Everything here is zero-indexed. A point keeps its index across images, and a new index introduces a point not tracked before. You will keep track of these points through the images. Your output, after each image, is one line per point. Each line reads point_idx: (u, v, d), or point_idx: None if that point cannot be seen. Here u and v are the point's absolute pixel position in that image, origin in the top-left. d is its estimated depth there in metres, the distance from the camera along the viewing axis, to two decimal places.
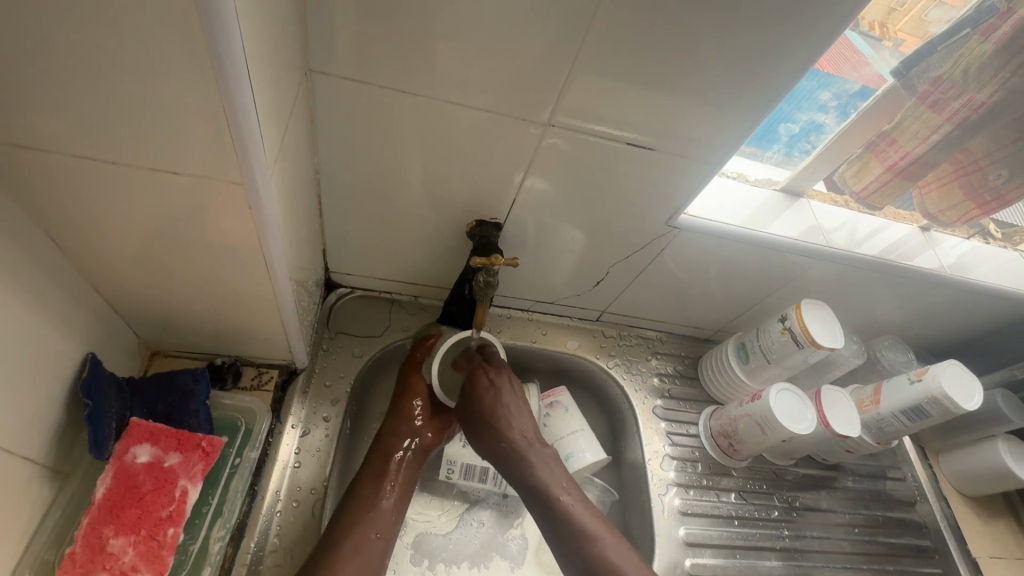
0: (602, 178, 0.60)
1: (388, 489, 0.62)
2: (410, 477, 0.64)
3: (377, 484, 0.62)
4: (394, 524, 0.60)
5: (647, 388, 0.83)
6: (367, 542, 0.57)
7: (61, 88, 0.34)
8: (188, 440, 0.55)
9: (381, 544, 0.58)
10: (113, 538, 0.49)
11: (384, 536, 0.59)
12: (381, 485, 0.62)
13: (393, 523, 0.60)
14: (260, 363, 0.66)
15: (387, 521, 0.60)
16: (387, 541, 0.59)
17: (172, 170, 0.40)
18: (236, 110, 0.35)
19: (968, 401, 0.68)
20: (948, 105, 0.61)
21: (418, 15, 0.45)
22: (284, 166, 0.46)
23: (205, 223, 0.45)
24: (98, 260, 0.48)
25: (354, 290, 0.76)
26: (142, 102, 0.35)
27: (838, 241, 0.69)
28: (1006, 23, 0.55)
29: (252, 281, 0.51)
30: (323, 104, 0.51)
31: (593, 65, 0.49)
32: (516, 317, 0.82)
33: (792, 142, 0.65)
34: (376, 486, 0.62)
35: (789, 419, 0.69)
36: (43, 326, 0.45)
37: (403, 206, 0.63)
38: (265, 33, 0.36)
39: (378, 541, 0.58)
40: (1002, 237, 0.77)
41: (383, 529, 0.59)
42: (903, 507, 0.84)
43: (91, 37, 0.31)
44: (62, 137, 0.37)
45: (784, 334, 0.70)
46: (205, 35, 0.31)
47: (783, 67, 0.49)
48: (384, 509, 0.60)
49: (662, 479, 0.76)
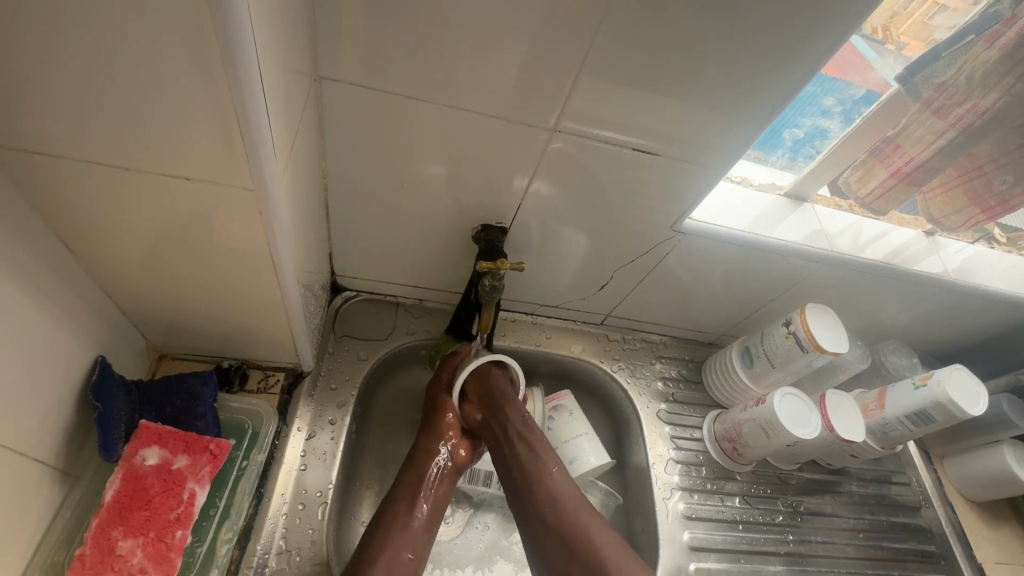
0: (607, 183, 0.60)
1: (421, 506, 0.61)
2: (442, 494, 0.63)
3: (411, 501, 0.61)
4: (426, 543, 0.59)
5: (651, 392, 0.83)
6: (401, 562, 0.56)
7: (75, 93, 0.34)
8: (196, 443, 0.56)
9: (415, 563, 0.57)
10: (122, 540, 0.50)
11: (416, 556, 0.58)
12: (415, 502, 0.61)
13: (426, 541, 0.59)
14: (267, 365, 0.67)
15: (420, 539, 0.59)
16: (419, 561, 0.58)
17: (183, 175, 0.40)
18: (248, 116, 0.36)
19: (973, 407, 0.68)
20: (954, 110, 0.61)
21: (426, 21, 0.45)
22: (292, 171, 0.46)
23: (215, 227, 0.45)
24: (108, 263, 0.48)
25: (359, 294, 0.77)
26: (155, 108, 0.35)
27: (843, 246, 0.69)
28: (1010, 30, 0.55)
29: (260, 285, 0.52)
30: (330, 109, 0.52)
31: (598, 72, 0.49)
32: (520, 321, 0.82)
33: (796, 147, 0.65)
34: (410, 501, 0.61)
35: (794, 423, 0.70)
36: (53, 328, 0.46)
37: (409, 210, 0.63)
38: (276, 41, 0.37)
39: (411, 561, 0.57)
40: (1007, 241, 0.77)
41: (416, 547, 0.58)
42: (908, 512, 0.83)
43: (105, 43, 0.32)
44: (76, 142, 0.37)
45: (788, 338, 0.70)
46: (219, 42, 0.32)
47: (787, 73, 0.49)
48: (417, 526, 0.60)
49: (666, 483, 0.76)
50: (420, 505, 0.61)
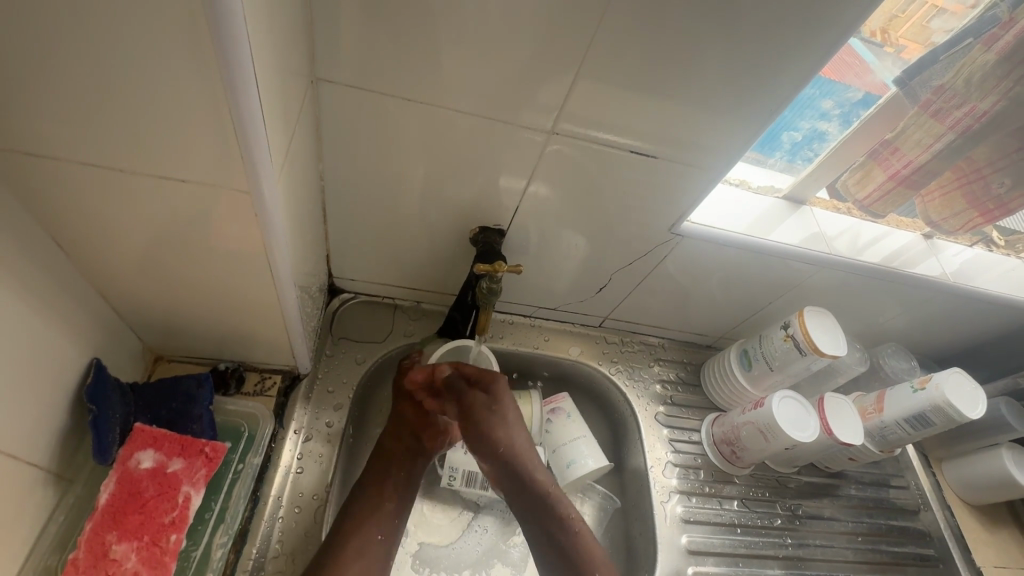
0: (604, 185, 0.60)
1: (389, 490, 0.65)
2: (410, 478, 0.67)
3: (379, 486, 0.65)
4: (397, 524, 0.64)
5: (649, 395, 0.83)
6: (372, 543, 0.61)
7: (71, 96, 0.34)
8: (190, 446, 0.55)
9: (386, 544, 0.62)
10: (116, 544, 0.49)
11: (388, 537, 0.62)
12: (383, 487, 0.65)
13: (395, 522, 0.64)
14: (263, 368, 0.66)
15: (390, 520, 0.63)
16: (390, 541, 0.62)
17: (179, 177, 0.40)
18: (243, 118, 0.35)
19: (970, 410, 0.68)
20: (951, 113, 0.61)
21: (422, 23, 0.45)
22: (289, 173, 0.46)
23: (210, 230, 0.45)
24: (103, 265, 0.48)
25: (357, 296, 0.77)
26: (149, 109, 0.35)
27: (841, 249, 0.69)
28: (1008, 33, 0.55)
29: (257, 288, 0.52)
30: (327, 112, 0.52)
31: (595, 75, 0.49)
32: (518, 323, 0.82)
33: (794, 150, 0.65)
34: (378, 487, 0.65)
35: (793, 426, 0.69)
36: (47, 330, 0.46)
37: (407, 212, 0.63)
38: (272, 42, 0.37)
39: (382, 541, 0.62)
40: (1005, 244, 0.77)
41: (386, 528, 0.62)
42: (906, 515, 0.83)
43: (100, 45, 0.32)
44: (69, 144, 0.37)
45: (786, 341, 0.70)
46: (215, 44, 0.32)
47: (785, 75, 0.49)
48: (387, 509, 0.64)
49: (664, 486, 0.76)
50: (389, 489, 0.65)
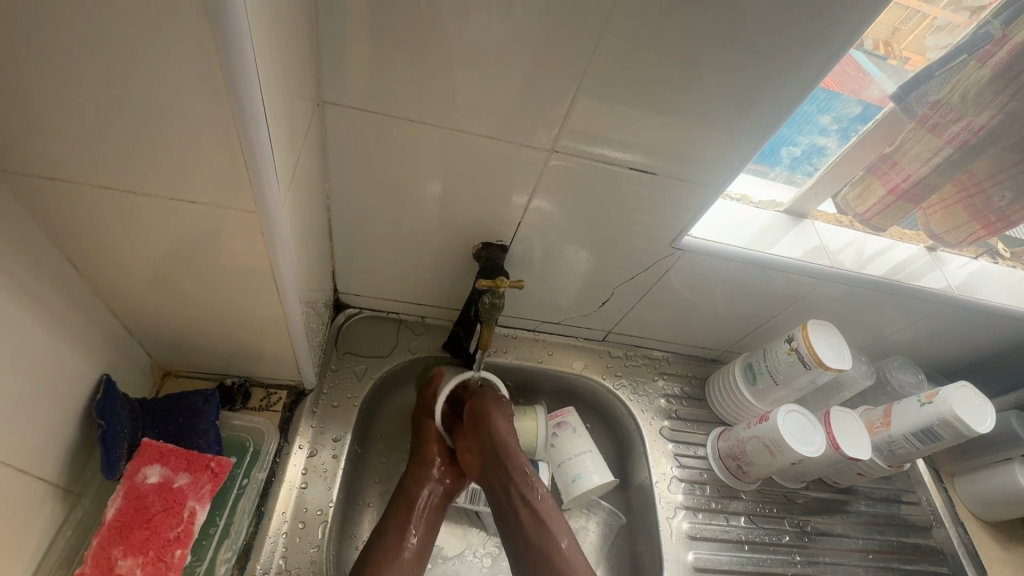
0: (605, 201, 0.61)
1: (411, 536, 0.62)
2: (432, 523, 0.64)
3: (401, 532, 0.62)
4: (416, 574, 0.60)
5: (654, 409, 0.82)
6: None
7: (86, 122, 0.36)
8: (196, 461, 0.56)
9: None
10: (122, 559, 0.50)
11: None
12: (405, 532, 0.62)
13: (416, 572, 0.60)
14: (269, 383, 0.67)
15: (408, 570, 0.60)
16: None
17: (189, 199, 0.41)
18: (251, 140, 0.37)
19: (980, 424, 0.67)
20: (947, 128, 0.61)
21: (424, 44, 0.46)
22: (295, 193, 0.47)
23: (218, 249, 0.46)
24: (114, 285, 0.50)
25: (362, 311, 0.78)
26: (162, 133, 0.37)
27: (845, 263, 0.69)
28: (1002, 50, 0.55)
29: (263, 305, 0.53)
30: (333, 132, 0.53)
31: (595, 92, 0.50)
32: (522, 338, 0.82)
33: (794, 164, 0.66)
34: (399, 531, 0.62)
35: (798, 441, 0.69)
36: (58, 345, 0.47)
37: (411, 230, 0.64)
38: (279, 68, 0.38)
39: None
40: (1011, 257, 0.77)
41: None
42: (919, 532, 0.82)
43: (115, 68, 0.33)
44: (85, 169, 0.39)
45: (791, 354, 0.70)
46: (222, 70, 0.33)
47: (782, 90, 0.50)
48: (408, 558, 0.61)
49: (670, 502, 0.75)
50: (411, 535, 0.62)
